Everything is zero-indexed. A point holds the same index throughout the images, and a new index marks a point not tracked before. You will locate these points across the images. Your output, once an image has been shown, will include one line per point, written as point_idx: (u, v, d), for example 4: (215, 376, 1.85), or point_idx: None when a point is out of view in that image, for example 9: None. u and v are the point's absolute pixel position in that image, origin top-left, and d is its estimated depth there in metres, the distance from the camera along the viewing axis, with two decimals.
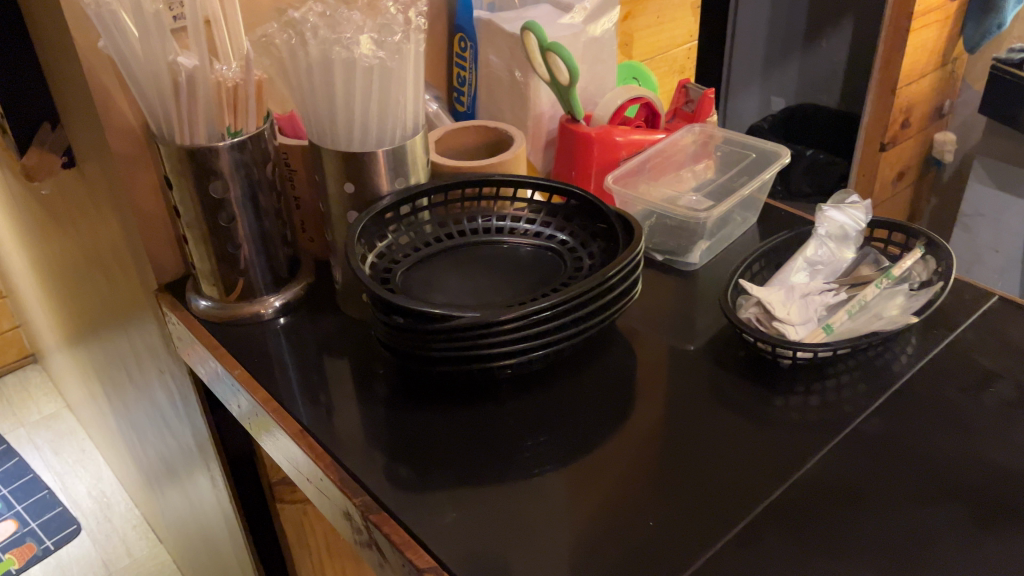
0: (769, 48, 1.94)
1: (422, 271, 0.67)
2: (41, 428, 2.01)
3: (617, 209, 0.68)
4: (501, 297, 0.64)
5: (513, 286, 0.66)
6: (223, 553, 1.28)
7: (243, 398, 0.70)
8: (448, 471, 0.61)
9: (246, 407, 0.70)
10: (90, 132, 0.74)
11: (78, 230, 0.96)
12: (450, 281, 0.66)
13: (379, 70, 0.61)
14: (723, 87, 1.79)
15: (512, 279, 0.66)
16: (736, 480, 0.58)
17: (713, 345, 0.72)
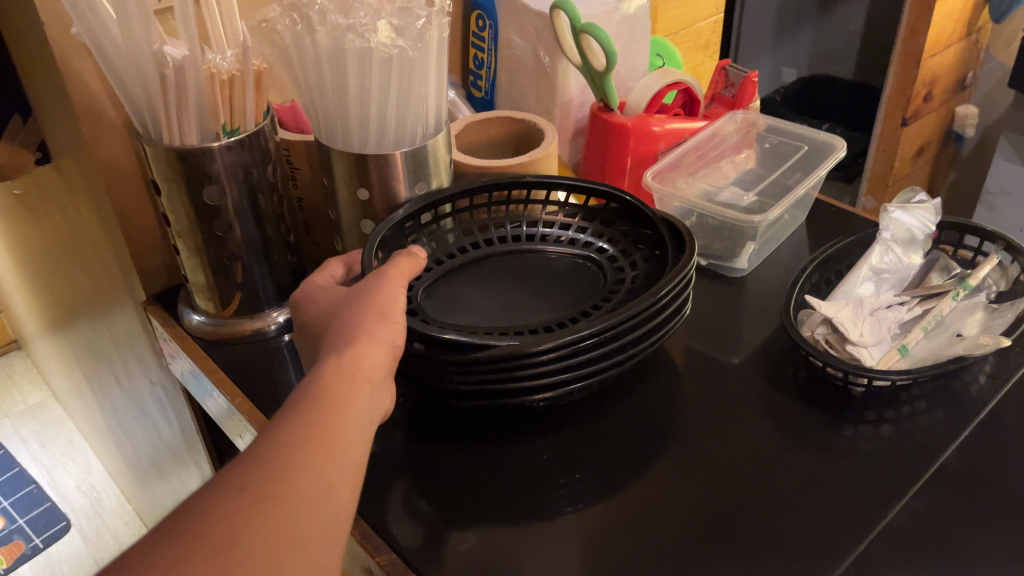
0: (783, 17, 1.85)
1: (447, 287, 0.60)
2: (26, 418, 1.93)
3: (665, 214, 0.60)
4: (537, 317, 0.57)
5: (549, 304, 0.58)
6: None
7: (221, 399, 0.63)
8: (478, 515, 0.54)
9: (223, 406, 0.64)
10: (66, 128, 0.66)
11: (58, 228, 0.88)
12: (478, 298, 0.59)
13: (398, 60, 0.53)
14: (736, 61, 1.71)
15: (547, 296, 0.59)
16: (806, 529, 0.51)
17: (768, 364, 0.65)
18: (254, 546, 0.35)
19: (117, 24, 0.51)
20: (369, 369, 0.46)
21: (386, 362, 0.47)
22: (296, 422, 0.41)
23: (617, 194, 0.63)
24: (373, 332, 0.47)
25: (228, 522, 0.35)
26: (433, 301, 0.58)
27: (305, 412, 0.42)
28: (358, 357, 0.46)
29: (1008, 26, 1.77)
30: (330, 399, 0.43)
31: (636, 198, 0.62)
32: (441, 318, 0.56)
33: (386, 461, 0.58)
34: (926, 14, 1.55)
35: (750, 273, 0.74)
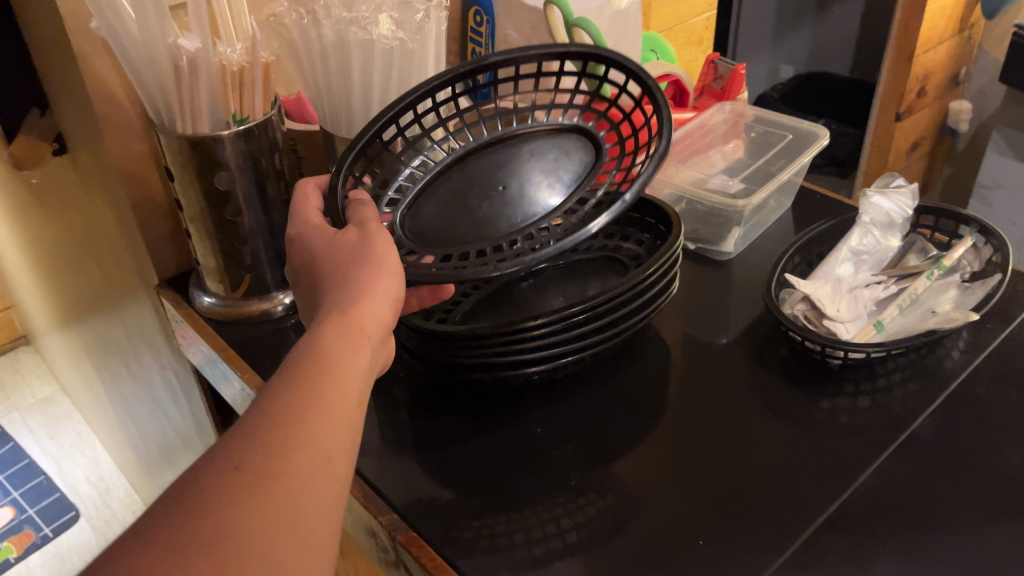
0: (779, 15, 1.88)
1: (437, 193, 0.60)
2: (35, 411, 1.97)
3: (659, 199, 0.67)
4: (535, 207, 0.56)
5: (547, 187, 0.57)
6: None
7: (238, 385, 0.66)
8: (478, 484, 0.57)
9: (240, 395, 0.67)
10: (83, 119, 0.69)
11: (72, 220, 0.91)
12: (471, 195, 0.58)
13: (399, 51, 0.57)
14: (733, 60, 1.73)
15: (541, 180, 0.58)
16: (786, 492, 0.54)
17: (753, 341, 0.68)
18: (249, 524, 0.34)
19: (134, 20, 0.55)
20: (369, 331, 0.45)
21: (384, 324, 0.46)
22: (289, 393, 0.39)
23: (606, 54, 0.57)
24: (371, 289, 0.46)
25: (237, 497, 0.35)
26: (422, 215, 0.58)
27: (299, 381, 0.39)
28: (358, 319, 0.44)
29: (1000, 22, 1.80)
30: (331, 364, 0.41)
31: (631, 61, 0.57)
32: (437, 236, 0.56)
33: (388, 434, 0.61)
34: (919, 11, 1.57)
35: (738, 257, 0.77)
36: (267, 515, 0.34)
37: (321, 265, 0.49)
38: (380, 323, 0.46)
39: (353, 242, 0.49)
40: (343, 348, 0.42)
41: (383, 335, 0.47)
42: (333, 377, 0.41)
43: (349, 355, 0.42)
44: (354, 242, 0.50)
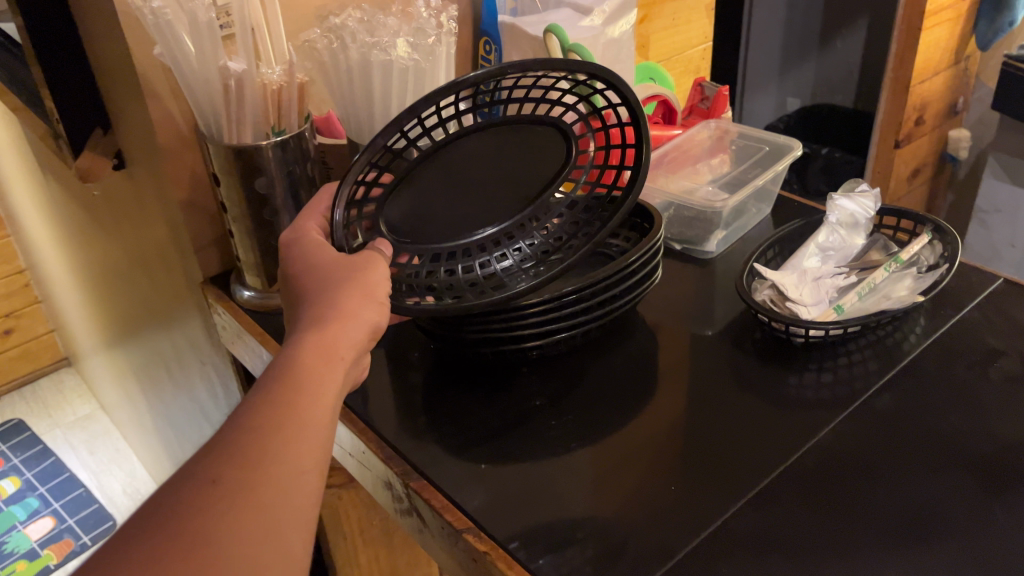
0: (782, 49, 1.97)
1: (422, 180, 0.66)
2: (76, 429, 2.08)
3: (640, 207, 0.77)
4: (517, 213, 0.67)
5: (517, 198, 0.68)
6: None
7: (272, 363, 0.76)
8: (482, 447, 0.65)
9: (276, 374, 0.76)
10: (141, 135, 0.79)
11: (124, 232, 1.02)
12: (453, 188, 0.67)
13: (414, 70, 0.67)
14: (743, 97, 1.80)
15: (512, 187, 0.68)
16: (751, 452, 0.62)
17: (731, 327, 0.76)
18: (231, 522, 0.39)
19: (191, 45, 0.65)
20: (344, 350, 0.51)
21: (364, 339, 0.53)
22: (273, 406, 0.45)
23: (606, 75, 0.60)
24: (353, 312, 0.53)
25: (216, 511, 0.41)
26: (407, 204, 0.65)
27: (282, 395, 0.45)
28: (337, 341, 0.51)
29: (996, 54, 1.88)
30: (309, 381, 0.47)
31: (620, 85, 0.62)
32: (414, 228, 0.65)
33: (405, 405, 0.70)
34: (914, 43, 1.66)
35: (722, 258, 0.85)
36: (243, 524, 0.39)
37: (309, 286, 0.55)
38: (359, 339, 0.53)
39: (348, 267, 0.56)
40: (318, 367, 0.48)
41: (360, 354, 0.54)
42: (309, 389, 0.47)
43: (328, 372, 0.49)
44: (350, 268, 0.57)
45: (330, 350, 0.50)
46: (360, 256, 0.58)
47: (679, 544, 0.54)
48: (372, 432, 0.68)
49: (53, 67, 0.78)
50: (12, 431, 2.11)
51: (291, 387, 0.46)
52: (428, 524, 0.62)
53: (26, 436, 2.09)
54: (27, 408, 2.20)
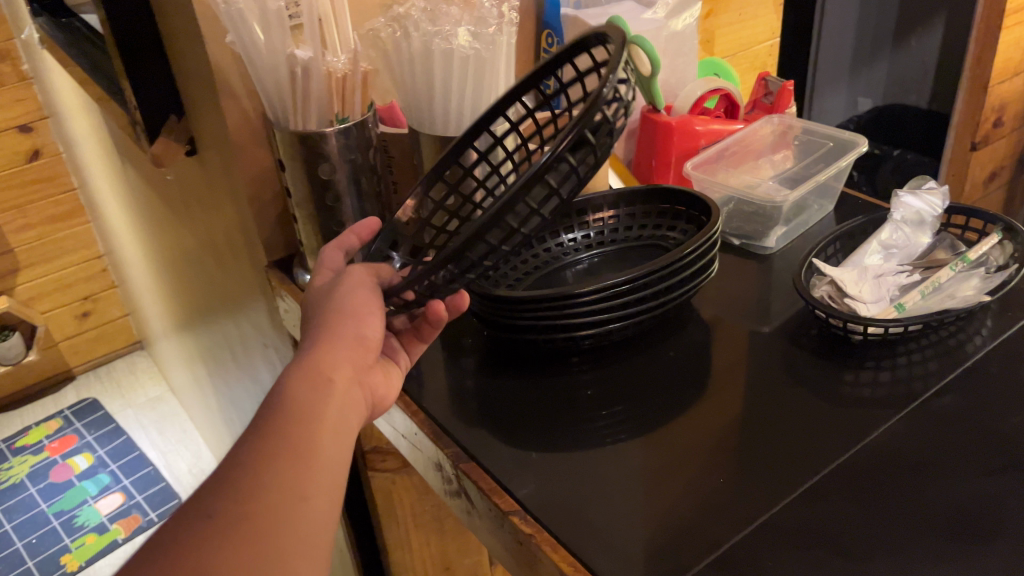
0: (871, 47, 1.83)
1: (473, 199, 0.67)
2: (146, 410, 2.17)
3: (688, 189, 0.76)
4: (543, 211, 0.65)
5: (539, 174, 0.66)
6: None
7: None
8: (526, 434, 0.65)
9: None
10: (212, 120, 0.82)
11: (195, 215, 1.05)
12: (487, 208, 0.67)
13: (475, 58, 0.68)
14: (816, 105, 1.75)
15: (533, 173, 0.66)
16: (804, 449, 0.61)
17: (789, 322, 0.75)
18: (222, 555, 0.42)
19: (260, 34, 0.67)
20: (330, 372, 0.53)
21: (346, 363, 0.55)
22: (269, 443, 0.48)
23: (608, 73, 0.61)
24: (335, 331, 0.56)
25: (213, 532, 0.43)
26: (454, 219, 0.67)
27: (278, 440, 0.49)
28: (321, 365, 0.53)
29: None
30: (291, 417, 0.50)
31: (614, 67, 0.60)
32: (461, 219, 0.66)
33: (459, 389, 0.71)
34: (993, 43, 1.60)
35: (781, 255, 0.84)
36: (238, 556, 0.43)
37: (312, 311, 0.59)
38: (344, 357, 0.55)
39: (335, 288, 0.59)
40: (301, 397, 0.51)
41: (358, 376, 0.56)
42: (284, 424, 0.50)
43: (312, 397, 0.52)
44: (330, 298, 0.59)
45: (316, 374, 0.53)
46: (345, 277, 0.60)
47: (723, 537, 0.54)
48: (425, 413, 0.70)
49: (133, 54, 0.81)
50: (88, 409, 2.21)
51: (272, 430, 0.49)
52: (475, 506, 0.63)
53: (100, 414, 2.18)
54: (102, 389, 2.29)
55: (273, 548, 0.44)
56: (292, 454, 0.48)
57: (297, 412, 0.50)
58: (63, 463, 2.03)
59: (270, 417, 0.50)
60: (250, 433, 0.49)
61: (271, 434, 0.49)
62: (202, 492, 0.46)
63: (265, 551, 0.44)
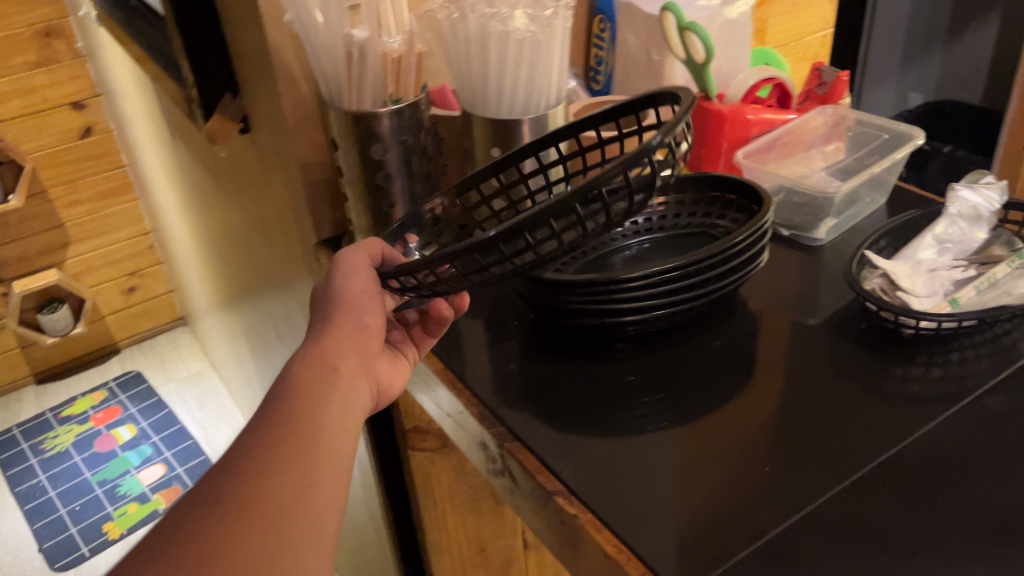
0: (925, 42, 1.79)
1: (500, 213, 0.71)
2: (188, 385, 2.22)
3: (737, 176, 0.76)
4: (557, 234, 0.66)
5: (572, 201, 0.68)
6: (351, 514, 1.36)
7: None
8: (569, 417, 0.66)
9: None
10: (267, 100, 0.84)
11: (245, 194, 1.07)
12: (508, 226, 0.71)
13: (530, 41, 0.68)
14: (865, 98, 1.72)
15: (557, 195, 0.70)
16: (850, 442, 0.60)
17: (838, 315, 0.74)
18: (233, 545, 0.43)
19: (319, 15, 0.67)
20: (334, 360, 0.56)
21: (348, 349, 0.58)
22: (275, 432, 0.50)
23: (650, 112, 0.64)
24: (335, 322, 0.59)
25: (221, 523, 0.44)
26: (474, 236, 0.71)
27: (283, 428, 0.50)
28: (325, 352, 0.56)
29: None
30: (296, 403, 0.52)
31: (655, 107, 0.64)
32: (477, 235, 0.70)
33: (505, 370, 0.72)
34: None
35: (831, 247, 0.83)
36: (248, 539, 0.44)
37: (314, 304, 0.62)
38: (346, 345, 0.58)
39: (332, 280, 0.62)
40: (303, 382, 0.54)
41: (362, 363, 0.59)
42: (290, 411, 0.51)
43: (319, 384, 0.54)
44: (328, 291, 0.61)
45: (320, 363, 0.55)
46: (342, 266, 0.62)
47: (767, 526, 0.54)
48: (470, 393, 0.71)
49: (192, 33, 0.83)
50: (132, 381, 2.26)
51: (280, 418, 0.51)
52: (519, 486, 0.64)
53: (144, 387, 2.23)
54: (145, 362, 2.34)
55: (308, 518, 0.47)
56: (297, 438, 0.50)
57: (305, 400, 0.53)
58: (107, 433, 2.08)
59: (276, 408, 0.52)
60: (267, 420, 0.51)
61: (278, 422, 0.51)
62: (248, 463, 0.48)
63: (277, 535, 0.45)
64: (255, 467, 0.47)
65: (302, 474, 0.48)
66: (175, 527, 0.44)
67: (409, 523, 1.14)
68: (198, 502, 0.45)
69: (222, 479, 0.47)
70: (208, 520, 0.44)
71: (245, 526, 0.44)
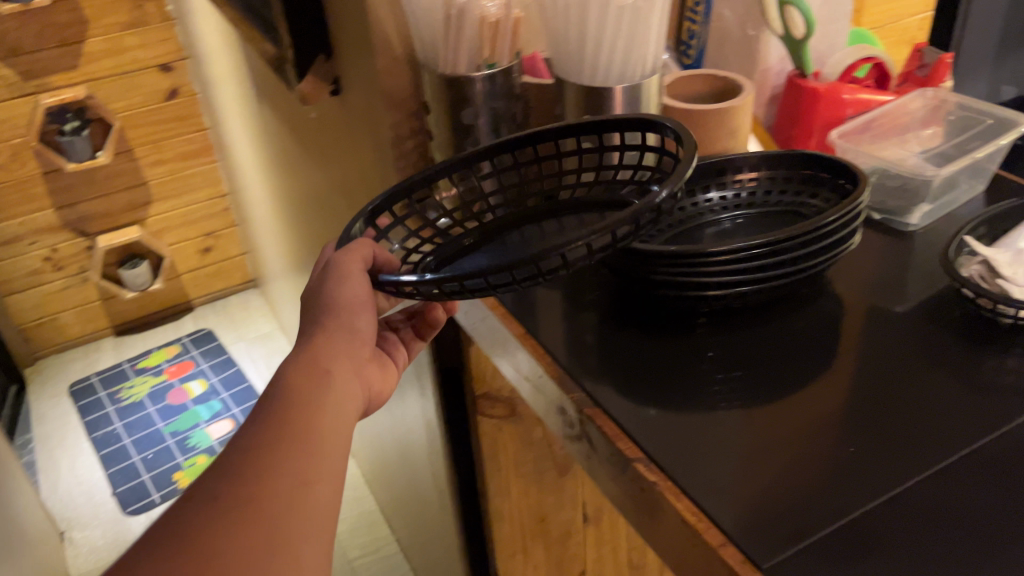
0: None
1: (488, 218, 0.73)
2: (258, 345, 2.28)
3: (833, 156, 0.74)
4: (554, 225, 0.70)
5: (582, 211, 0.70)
6: (414, 477, 1.39)
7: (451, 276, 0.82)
8: (649, 388, 0.66)
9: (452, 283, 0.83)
10: (360, 63, 0.85)
11: (330, 156, 1.09)
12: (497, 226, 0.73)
13: (631, 9, 0.68)
14: None
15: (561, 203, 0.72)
16: (938, 428, 0.59)
17: (929, 301, 0.72)
18: (238, 533, 0.45)
19: None
20: (325, 366, 0.57)
21: (341, 354, 0.59)
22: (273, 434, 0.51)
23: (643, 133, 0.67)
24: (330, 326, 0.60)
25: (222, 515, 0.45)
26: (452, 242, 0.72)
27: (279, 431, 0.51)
28: (318, 357, 0.57)
29: None
30: (289, 408, 0.53)
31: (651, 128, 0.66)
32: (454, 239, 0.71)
33: (584, 339, 0.73)
34: None
35: (924, 232, 0.81)
36: (245, 535, 0.45)
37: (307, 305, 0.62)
38: (338, 350, 0.59)
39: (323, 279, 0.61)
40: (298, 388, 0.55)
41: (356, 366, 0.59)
42: (283, 415, 0.52)
43: (311, 389, 0.55)
44: (321, 291, 0.61)
45: (312, 368, 0.56)
46: (336, 267, 0.61)
47: (853, 506, 0.53)
48: (550, 358, 0.72)
49: None
50: (204, 339, 2.33)
51: (274, 421, 0.52)
52: (598, 451, 0.65)
53: (215, 345, 2.30)
54: (218, 321, 2.41)
55: (305, 515, 0.48)
56: (293, 442, 0.51)
57: (301, 404, 0.54)
58: (179, 387, 2.15)
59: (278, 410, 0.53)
60: (275, 417, 0.52)
61: (275, 426, 0.52)
62: (258, 457, 0.49)
63: (276, 531, 0.46)
64: (258, 462, 0.49)
65: (302, 471, 0.50)
66: (188, 513, 0.45)
67: (473, 490, 1.16)
68: (212, 490, 0.47)
69: (236, 470, 0.48)
70: (208, 516, 0.45)
71: (242, 522, 0.46)
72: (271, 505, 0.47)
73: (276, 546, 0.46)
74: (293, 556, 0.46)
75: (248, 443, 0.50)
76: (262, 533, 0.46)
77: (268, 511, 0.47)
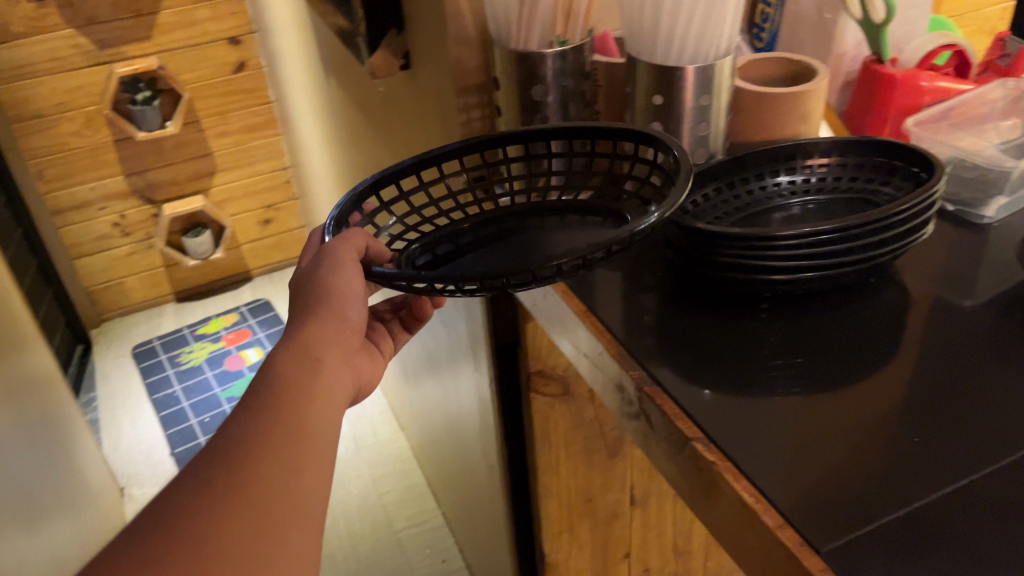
0: None
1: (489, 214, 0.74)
2: None
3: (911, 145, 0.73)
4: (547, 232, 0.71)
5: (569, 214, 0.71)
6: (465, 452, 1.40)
7: None
8: (709, 370, 0.66)
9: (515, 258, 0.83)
10: (431, 37, 0.86)
11: (396, 131, 1.11)
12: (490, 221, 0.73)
13: None
14: None
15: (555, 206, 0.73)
16: (1006, 422, 0.58)
17: (1002, 296, 0.71)
18: (224, 514, 0.46)
19: None
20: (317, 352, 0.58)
21: (330, 342, 0.60)
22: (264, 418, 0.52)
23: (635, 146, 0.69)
24: (322, 313, 0.60)
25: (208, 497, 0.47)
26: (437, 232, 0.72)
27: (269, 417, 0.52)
28: (306, 343, 0.58)
29: None
30: (279, 395, 0.54)
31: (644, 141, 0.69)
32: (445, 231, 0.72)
33: (644, 319, 0.73)
34: None
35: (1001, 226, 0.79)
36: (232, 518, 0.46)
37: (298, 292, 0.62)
38: (328, 338, 0.59)
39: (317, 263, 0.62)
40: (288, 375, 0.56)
41: (345, 354, 0.60)
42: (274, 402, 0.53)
43: (301, 376, 0.56)
44: (313, 278, 0.62)
45: (303, 355, 0.57)
46: (332, 253, 0.61)
47: (915, 495, 0.53)
48: (610, 336, 0.72)
49: None
50: (261, 309, 2.39)
51: (266, 407, 0.53)
52: (656, 429, 0.65)
53: (271, 315, 2.35)
54: (275, 292, 2.46)
55: (292, 500, 0.49)
56: (281, 428, 0.52)
57: (290, 391, 0.55)
58: (236, 354, 2.21)
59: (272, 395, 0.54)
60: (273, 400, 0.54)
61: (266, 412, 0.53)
62: (252, 444, 0.50)
63: (261, 514, 0.47)
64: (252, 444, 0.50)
65: (291, 455, 0.51)
66: (181, 495, 0.47)
67: (521, 467, 1.17)
68: (209, 469, 0.48)
69: (229, 453, 0.50)
70: (197, 498, 0.46)
71: (229, 505, 0.47)
72: (265, 487, 0.49)
73: (264, 528, 0.47)
74: (280, 538, 0.47)
75: (241, 430, 0.51)
76: (251, 516, 0.47)
77: (259, 491, 0.48)
